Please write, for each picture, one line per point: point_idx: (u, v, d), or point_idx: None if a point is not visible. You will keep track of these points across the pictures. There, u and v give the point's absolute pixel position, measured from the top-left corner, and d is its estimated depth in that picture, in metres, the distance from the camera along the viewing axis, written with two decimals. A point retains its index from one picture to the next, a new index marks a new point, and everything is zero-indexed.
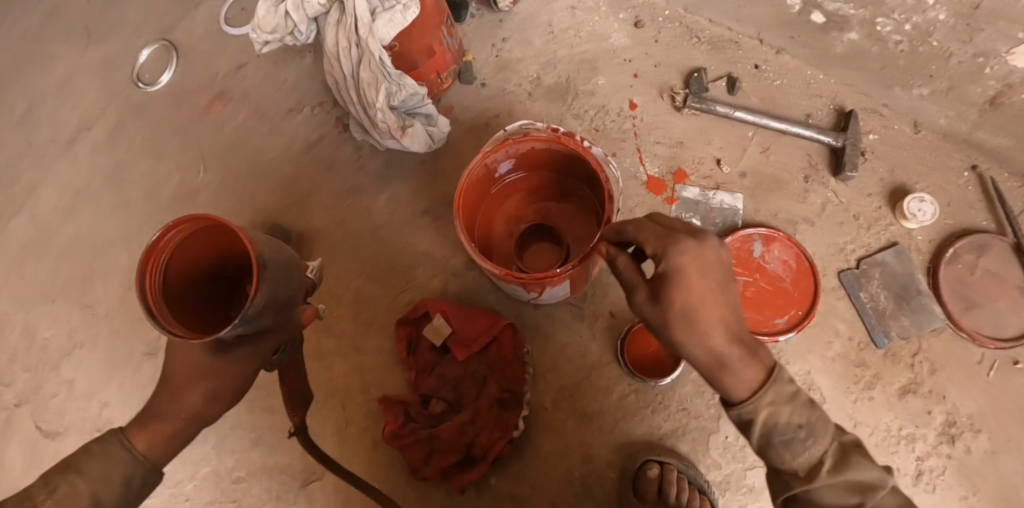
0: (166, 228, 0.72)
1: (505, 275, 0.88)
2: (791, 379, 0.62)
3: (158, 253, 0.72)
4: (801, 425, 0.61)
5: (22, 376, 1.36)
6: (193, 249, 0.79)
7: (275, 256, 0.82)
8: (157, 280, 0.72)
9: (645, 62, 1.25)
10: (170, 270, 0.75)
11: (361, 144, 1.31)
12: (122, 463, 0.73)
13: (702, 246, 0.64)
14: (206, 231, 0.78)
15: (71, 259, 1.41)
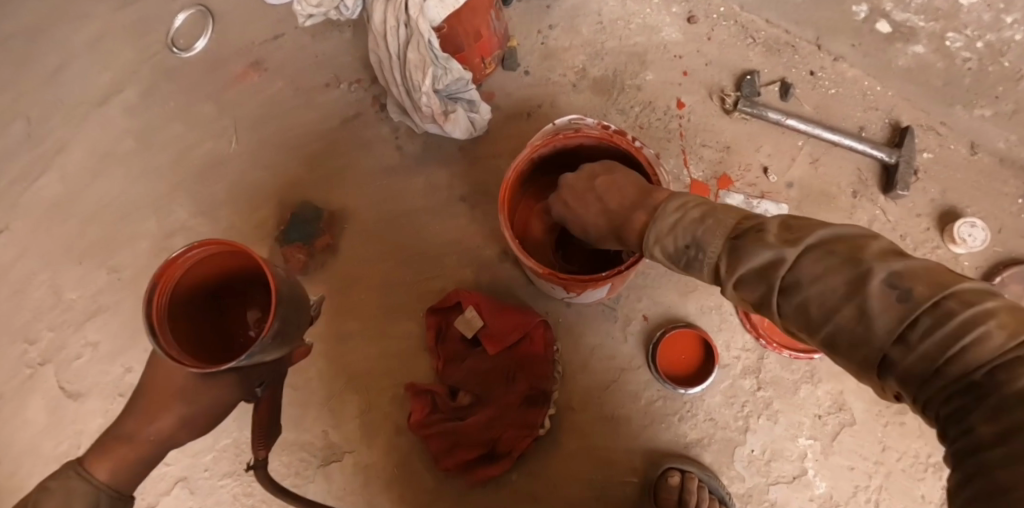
0: (191, 246, 0.77)
1: (547, 274, 0.86)
2: (674, 210, 0.70)
3: (175, 267, 0.76)
4: (688, 243, 0.66)
5: (47, 335, 1.37)
6: (209, 266, 0.84)
7: (289, 289, 0.86)
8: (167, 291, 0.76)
9: (697, 60, 1.21)
10: (179, 284, 0.79)
11: (398, 125, 1.28)
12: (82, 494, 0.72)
13: (583, 169, 0.89)
14: (222, 257, 0.83)
15: (98, 221, 1.40)
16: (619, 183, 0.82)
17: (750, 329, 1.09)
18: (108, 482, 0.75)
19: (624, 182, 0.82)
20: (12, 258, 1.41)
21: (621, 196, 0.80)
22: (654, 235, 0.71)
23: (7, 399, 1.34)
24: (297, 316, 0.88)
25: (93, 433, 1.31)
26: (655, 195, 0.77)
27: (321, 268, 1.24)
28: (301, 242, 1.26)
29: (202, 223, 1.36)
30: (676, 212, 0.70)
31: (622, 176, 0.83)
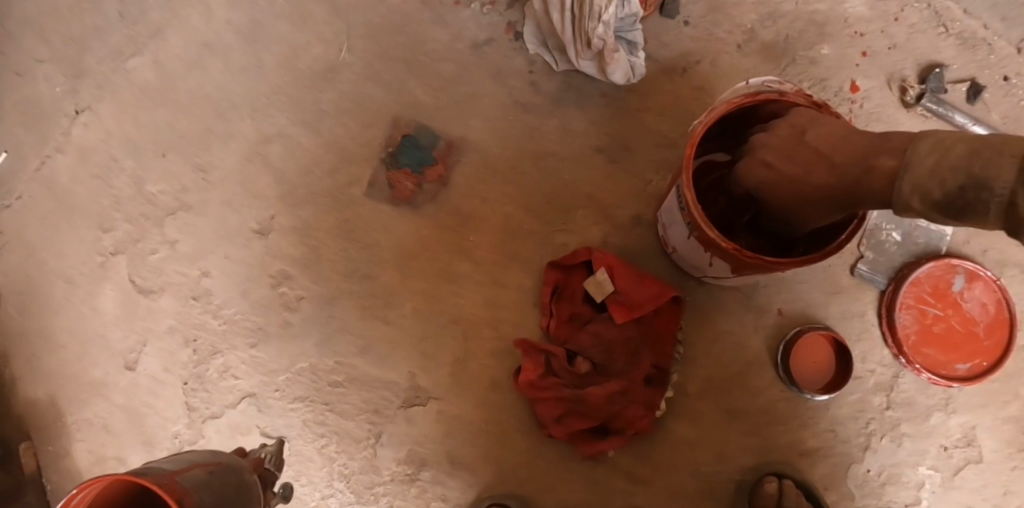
0: (79, 486, 0.72)
1: (736, 250, 0.77)
2: (929, 151, 0.60)
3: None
4: (962, 184, 0.57)
5: (123, 224, 1.28)
6: (111, 492, 0.78)
7: (209, 487, 0.78)
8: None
9: (880, 41, 1.11)
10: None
11: (535, 58, 1.17)
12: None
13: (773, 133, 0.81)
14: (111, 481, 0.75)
15: (191, 113, 1.29)
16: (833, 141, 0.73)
17: (892, 344, 1.01)
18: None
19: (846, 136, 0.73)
20: (94, 138, 1.30)
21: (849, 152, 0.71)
22: (911, 180, 0.62)
23: (78, 283, 1.28)
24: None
25: (162, 334, 1.25)
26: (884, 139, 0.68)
27: (434, 200, 1.16)
28: (412, 168, 1.17)
29: (303, 134, 1.24)
30: (931, 153, 0.60)
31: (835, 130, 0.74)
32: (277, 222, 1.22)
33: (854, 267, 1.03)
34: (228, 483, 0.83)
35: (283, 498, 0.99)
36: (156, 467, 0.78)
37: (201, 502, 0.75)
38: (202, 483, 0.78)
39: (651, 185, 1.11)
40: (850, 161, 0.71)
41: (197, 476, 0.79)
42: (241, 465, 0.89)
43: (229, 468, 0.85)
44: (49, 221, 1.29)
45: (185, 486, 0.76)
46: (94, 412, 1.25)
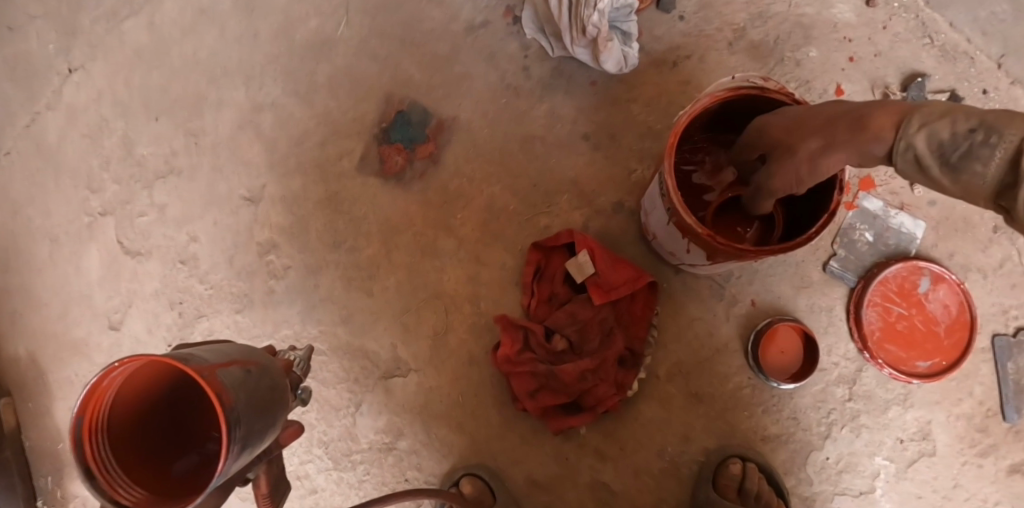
0: (116, 362, 0.59)
1: (710, 237, 0.81)
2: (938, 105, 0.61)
3: (101, 394, 0.58)
4: (972, 127, 0.57)
5: (112, 186, 1.29)
6: (142, 372, 0.64)
7: (248, 389, 0.66)
8: (102, 424, 0.58)
9: (866, 48, 1.14)
10: (115, 409, 0.60)
11: (529, 44, 1.19)
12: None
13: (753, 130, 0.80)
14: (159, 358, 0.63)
15: (185, 78, 1.29)
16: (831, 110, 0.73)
17: (856, 339, 1.05)
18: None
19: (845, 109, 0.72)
20: (87, 99, 1.30)
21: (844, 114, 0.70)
22: (915, 129, 0.62)
23: (64, 242, 1.29)
24: (263, 418, 0.68)
25: (147, 297, 1.26)
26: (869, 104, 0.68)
27: (422, 177, 1.18)
28: (402, 144, 1.19)
29: (296, 106, 1.25)
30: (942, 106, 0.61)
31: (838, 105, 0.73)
32: (268, 190, 1.24)
33: (826, 263, 1.07)
34: (265, 387, 0.70)
35: (301, 402, 0.86)
36: (194, 354, 0.65)
37: (239, 405, 0.63)
38: (243, 383, 0.65)
39: (635, 174, 1.14)
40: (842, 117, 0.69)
41: (237, 374, 0.66)
42: (276, 366, 0.77)
43: (268, 370, 0.72)
44: (38, 179, 1.30)
45: (224, 382, 0.63)
46: (76, 370, 1.27)
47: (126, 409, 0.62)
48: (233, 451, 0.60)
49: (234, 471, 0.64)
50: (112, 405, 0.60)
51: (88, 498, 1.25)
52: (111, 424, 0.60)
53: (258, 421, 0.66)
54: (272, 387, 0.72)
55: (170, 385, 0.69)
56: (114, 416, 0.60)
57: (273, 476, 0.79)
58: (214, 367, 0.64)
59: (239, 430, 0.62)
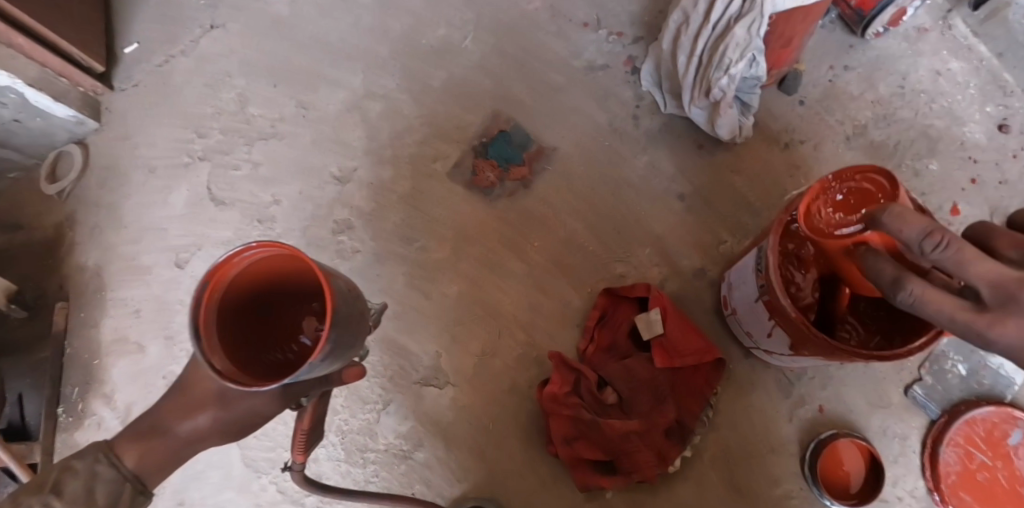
0: (251, 245, 0.63)
1: (802, 324, 0.77)
2: None
3: (228, 269, 0.61)
4: None
5: (216, 135, 1.36)
6: (262, 275, 0.67)
7: (347, 304, 0.67)
8: (215, 291, 0.61)
9: (992, 173, 1.09)
10: (230, 286, 0.63)
11: (643, 96, 1.19)
12: (108, 482, 0.61)
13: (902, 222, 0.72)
14: (285, 257, 0.66)
15: (309, 54, 1.36)
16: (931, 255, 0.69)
17: (927, 477, 0.96)
18: (138, 471, 0.63)
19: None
20: (219, 53, 1.40)
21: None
22: None
23: (157, 174, 1.36)
24: (351, 337, 0.68)
25: (218, 243, 1.30)
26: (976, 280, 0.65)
27: (508, 197, 1.17)
28: (497, 161, 1.20)
29: (404, 101, 1.28)
30: None
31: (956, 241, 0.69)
32: (359, 173, 1.26)
33: (908, 386, 1.00)
34: (358, 311, 0.71)
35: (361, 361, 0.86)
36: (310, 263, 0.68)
37: (339, 310, 0.64)
38: (345, 296, 0.67)
39: (724, 245, 1.10)
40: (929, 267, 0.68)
41: (341, 287, 0.68)
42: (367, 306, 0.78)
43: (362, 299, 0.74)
44: (151, 112, 1.39)
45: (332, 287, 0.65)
46: (131, 295, 1.31)
47: (238, 295, 0.65)
48: (326, 350, 0.61)
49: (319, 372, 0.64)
50: (229, 281, 0.63)
51: (104, 418, 1.26)
52: (222, 296, 0.62)
53: (346, 336, 0.67)
54: (362, 315, 0.73)
55: (274, 290, 0.71)
56: (229, 294, 0.63)
57: (316, 413, 0.73)
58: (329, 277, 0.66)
59: (335, 331, 0.63)
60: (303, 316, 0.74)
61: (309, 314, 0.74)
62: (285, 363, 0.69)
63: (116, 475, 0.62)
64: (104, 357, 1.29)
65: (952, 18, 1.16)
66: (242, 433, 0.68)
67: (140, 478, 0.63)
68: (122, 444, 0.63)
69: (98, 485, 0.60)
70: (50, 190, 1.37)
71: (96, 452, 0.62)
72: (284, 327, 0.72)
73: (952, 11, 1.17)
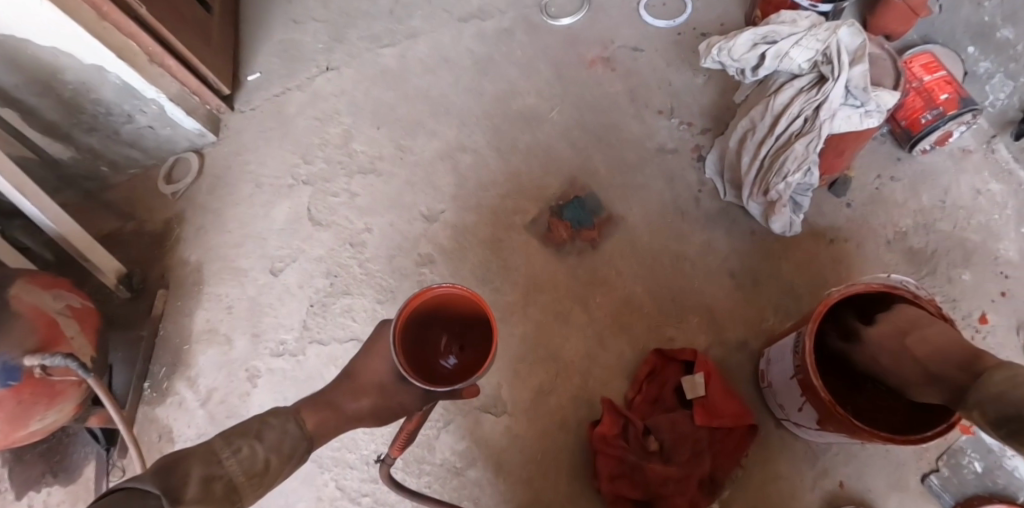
0: (438, 285, 0.83)
1: (831, 402, 0.88)
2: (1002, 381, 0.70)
3: (419, 299, 0.83)
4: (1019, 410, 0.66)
5: (320, 163, 1.56)
6: (434, 305, 0.88)
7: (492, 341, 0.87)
8: (409, 310, 0.83)
9: (1023, 288, 1.19)
10: (417, 307, 0.85)
11: (705, 180, 1.35)
12: (291, 437, 0.83)
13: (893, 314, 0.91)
14: (456, 297, 0.86)
15: (412, 105, 1.56)
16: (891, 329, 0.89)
17: None
18: (314, 433, 0.87)
19: (913, 314, 0.88)
20: (333, 92, 1.62)
21: (926, 345, 0.83)
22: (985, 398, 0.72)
23: (263, 189, 1.57)
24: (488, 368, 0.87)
25: (311, 259, 1.48)
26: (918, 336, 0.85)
27: (577, 255, 1.33)
28: (572, 223, 1.34)
29: (492, 157, 1.47)
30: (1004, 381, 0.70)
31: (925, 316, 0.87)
32: (445, 215, 1.44)
33: (925, 474, 1.09)
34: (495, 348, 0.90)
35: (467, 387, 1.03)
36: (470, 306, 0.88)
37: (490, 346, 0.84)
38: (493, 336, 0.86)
39: (766, 323, 1.22)
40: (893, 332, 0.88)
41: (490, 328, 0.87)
42: None
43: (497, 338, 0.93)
44: (265, 133, 1.62)
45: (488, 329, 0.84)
46: (226, 291, 1.50)
47: (416, 317, 0.86)
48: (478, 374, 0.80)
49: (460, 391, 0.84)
50: (419, 304, 0.84)
51: (184, 399, 1.43)
52: (410, 314, 0.84)
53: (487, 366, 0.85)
54: None
55: (439, 315, 0.91)
56: (412, 315, 0.84)
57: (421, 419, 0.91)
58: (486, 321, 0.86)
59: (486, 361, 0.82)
60: (449, 339, 0.94)
61: (451, 339, 0.94)
62: (431, 372, 0.89)
63: (299, 432, 0.84)
64: (193, 344, 1.47)
65: (995, 143, 1.28)
66: (386, 418, 0.92)
67: (313, 438, 0.87)
68: (307, 412, 0.88)
69: (287, 436, 0.82)
70: (166, 190, 1.61)
71: (286, 415, 0.86)
72: (436, 343, 0.93)
73: (996, 137, 1.29)
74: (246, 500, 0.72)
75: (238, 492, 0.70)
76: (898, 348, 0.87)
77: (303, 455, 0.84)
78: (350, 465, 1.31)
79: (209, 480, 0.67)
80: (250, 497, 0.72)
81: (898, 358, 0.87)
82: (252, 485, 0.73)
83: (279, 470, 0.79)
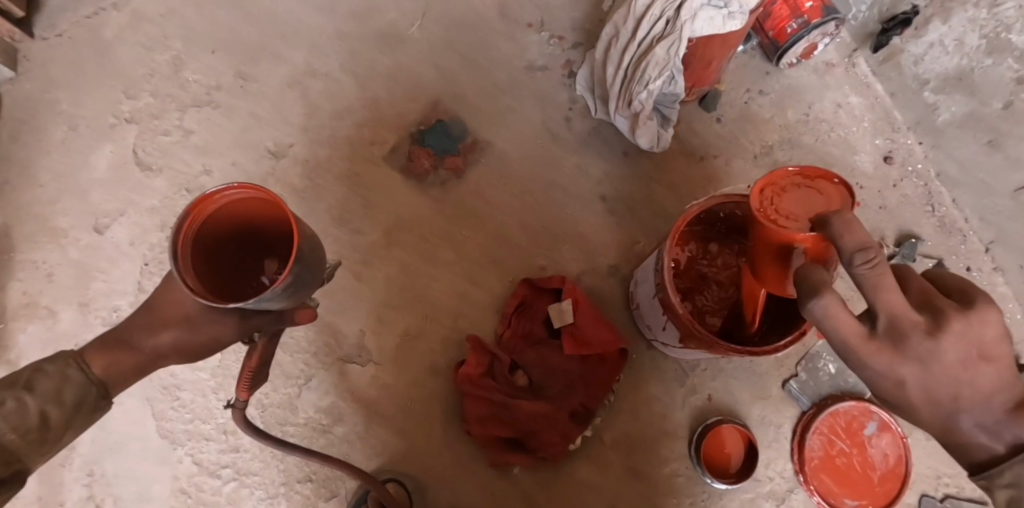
0: (228, 185, 0.69)
1: (688, 320, 0.86)
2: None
3: (208, 204, 0.69)
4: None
5: (146, 98, 1.33)
6: (234, 214, 0.74)
7: (311, 245, 0.74)
8: (196, 223, 0.68)
9: (874, 199, 1.22)
10: (209, 219, 0.70)
11: (577, 99, 1.27)
12: (75, 386, 0.68)
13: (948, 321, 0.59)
14: (259, 201, 0.73)
15: (251, 25, 1.34)
16: (959, 351, 0.59)
17: (795, 461, 1.08)
18: (105, 378, 0.70)
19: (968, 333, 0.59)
20: (154, 10, 1.36)
21: (984, 392, 0.59)
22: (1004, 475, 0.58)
23: (79, 133, 1.32)
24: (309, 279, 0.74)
25: (143, 210, 1.28)
26: (981, 371, 0.59)
27: (442, 186, 1.22)
28: (434, 151, 1.24)
29: (347, 82, 1.30)
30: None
31: (988, 336, 0.60)
32: (296, 150, 1.27)
33: (786, 381, 1.12)
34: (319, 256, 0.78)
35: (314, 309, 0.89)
36: (276, 212, 0.74)
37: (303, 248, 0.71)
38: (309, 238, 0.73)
39: (637, 245, 1.19)
40: (950, 348, 0.59)
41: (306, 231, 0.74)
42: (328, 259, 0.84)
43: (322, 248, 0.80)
44: (72, 64, 1.34)
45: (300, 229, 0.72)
46: (44, 257, 1.27)
47: (212, 231, 0.72)
48: (286, 281, 0.68)
49: (277, 307, 0.71)
50: (209, 215, 0.70)
51: None
52: (200, 229, 0.69)
53: (306, 277, 0.73)
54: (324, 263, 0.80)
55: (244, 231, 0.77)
56: (205, 227, 0.70)
57: (264, 355, 0.73)
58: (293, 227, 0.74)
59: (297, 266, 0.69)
60: (272, 258, 0.81)
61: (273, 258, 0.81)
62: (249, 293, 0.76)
63: (86, 378, 0.69)
64: (9, 321, 1.24)
65: (857, 57, 1.29)
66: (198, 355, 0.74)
67: (108, 383, 0.71)
68: (94, 352, 0.70)
69: (69, 386, 0.67)
70: None
71: (68, 357, 0.69)
72: (254, 263, 0.79)
73: (857, 51, 1.29)
74: (30, 457, 0.65)
75: (13, 455, 0.63)
76: (947, 371, 0.59)
77: (98, 404, 0.70)
78: (206, 437, 1.16)
79: None
80: (39, 454, 0.66)
81: (931, 381, 0.60)
82: (33, 443, 0.64)
83: (67, 424, 0.67)
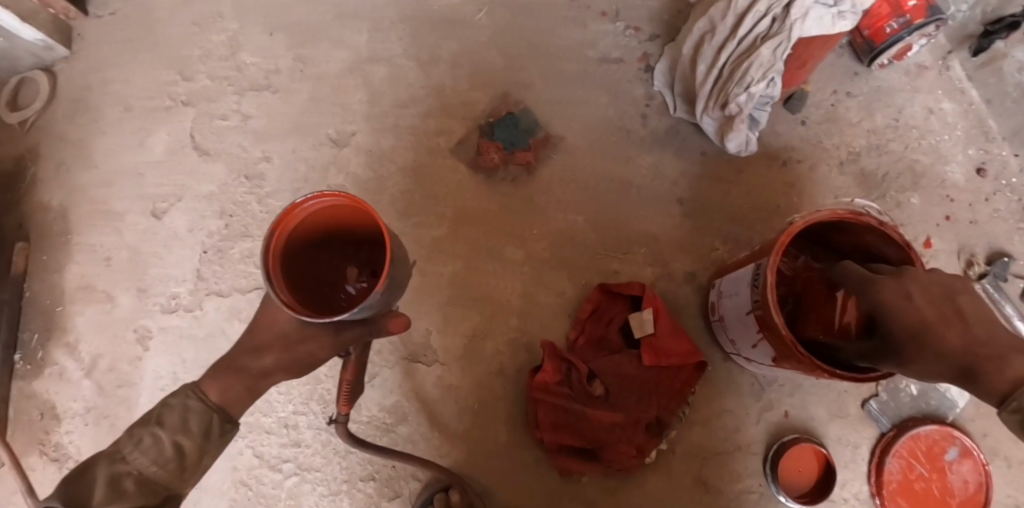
0: (310, 195, 0.63)
1: (791, 342, 0.81)
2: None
3: (292, 217, 0.64)
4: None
5: (203, 80, 1.28)
6: (318, 222, 0.68)
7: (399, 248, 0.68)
8: (281, 240, 0.63)
9: (965, 213, 1.16)
10: (295, 231, 0.66)
11: (654, 94, 1.21)
12: (198, 414, 0.64)
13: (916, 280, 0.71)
14: (342, 208, 0.67)
15: (311, 6, 1.29)
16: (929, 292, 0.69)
17: (872, 483, 1.05)
18: (224, 403, 0.66)
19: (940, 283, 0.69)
20: None
21: (982, 318, 0.65)
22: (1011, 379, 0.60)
23: (135, 114, 1.28)
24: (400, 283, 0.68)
25: (200, 196, 1.24)
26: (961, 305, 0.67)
27: (511, 182, 1.17)
28: (503, 143, 1.19)
29: (411, 69, 1.25)
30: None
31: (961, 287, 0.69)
32: (359, 139, 1.23)
33: (866, 400, 1.08)
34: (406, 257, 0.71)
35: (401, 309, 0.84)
36: (360, 216, 0.68)
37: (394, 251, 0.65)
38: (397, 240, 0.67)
39: (715, 252, 1.13)
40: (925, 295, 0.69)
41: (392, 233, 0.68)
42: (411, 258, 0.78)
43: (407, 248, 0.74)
44: (127, 43, 1.30)
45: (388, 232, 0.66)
46: (101, 241, 1.25)
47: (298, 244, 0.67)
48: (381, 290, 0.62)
49: (371, 314, 0.66)
50: (294, 227, 0.65)
51: (66, 369, 1.20)
52: (284, 245, 0.64)
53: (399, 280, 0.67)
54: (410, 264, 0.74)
55: (324, 238, 0.72)
56: (291, 240, 0.65)
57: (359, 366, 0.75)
58: (379, 229, 0.68)
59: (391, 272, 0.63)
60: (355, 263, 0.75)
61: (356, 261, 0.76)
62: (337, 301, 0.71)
63: (205, 407, 0.64)
64: (68, 304, 1.23)
65: (951, 60, 1.22)
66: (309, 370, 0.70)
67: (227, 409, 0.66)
68: (207, 381, 0.66)
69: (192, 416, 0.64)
70: (11, 119, 1.29)
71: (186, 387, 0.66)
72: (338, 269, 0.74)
73: (952, 53, 1.21)
74: (179, 483, 0.64)
75: (163, 484, 0.62)
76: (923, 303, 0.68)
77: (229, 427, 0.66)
78: (266, 430, 1.15)
79: (116, 482, 0.59)
80: (192, 477, 0.65)
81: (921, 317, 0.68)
82: (177, 472, 0.63)
83: (203, 452, 0.64)
